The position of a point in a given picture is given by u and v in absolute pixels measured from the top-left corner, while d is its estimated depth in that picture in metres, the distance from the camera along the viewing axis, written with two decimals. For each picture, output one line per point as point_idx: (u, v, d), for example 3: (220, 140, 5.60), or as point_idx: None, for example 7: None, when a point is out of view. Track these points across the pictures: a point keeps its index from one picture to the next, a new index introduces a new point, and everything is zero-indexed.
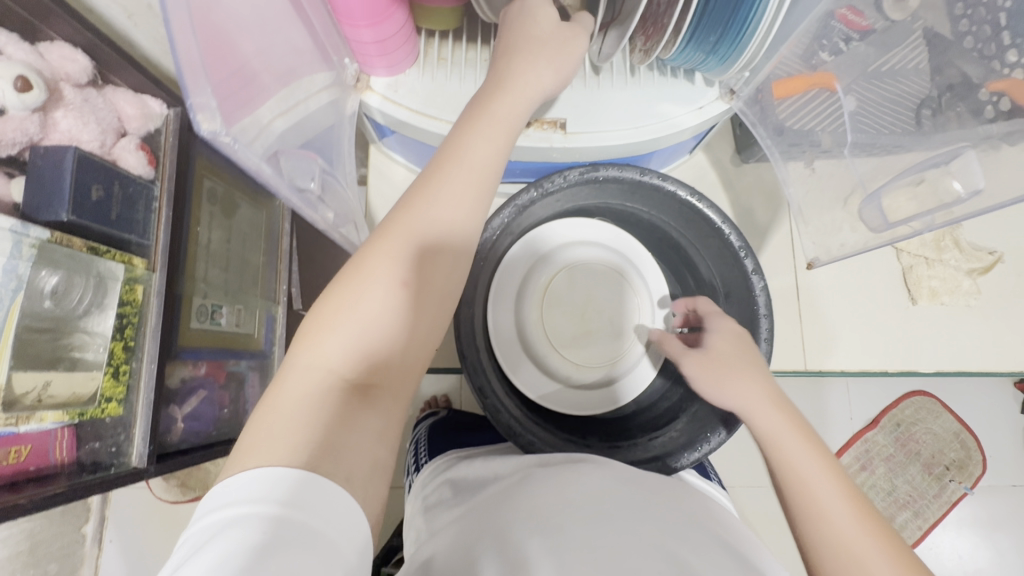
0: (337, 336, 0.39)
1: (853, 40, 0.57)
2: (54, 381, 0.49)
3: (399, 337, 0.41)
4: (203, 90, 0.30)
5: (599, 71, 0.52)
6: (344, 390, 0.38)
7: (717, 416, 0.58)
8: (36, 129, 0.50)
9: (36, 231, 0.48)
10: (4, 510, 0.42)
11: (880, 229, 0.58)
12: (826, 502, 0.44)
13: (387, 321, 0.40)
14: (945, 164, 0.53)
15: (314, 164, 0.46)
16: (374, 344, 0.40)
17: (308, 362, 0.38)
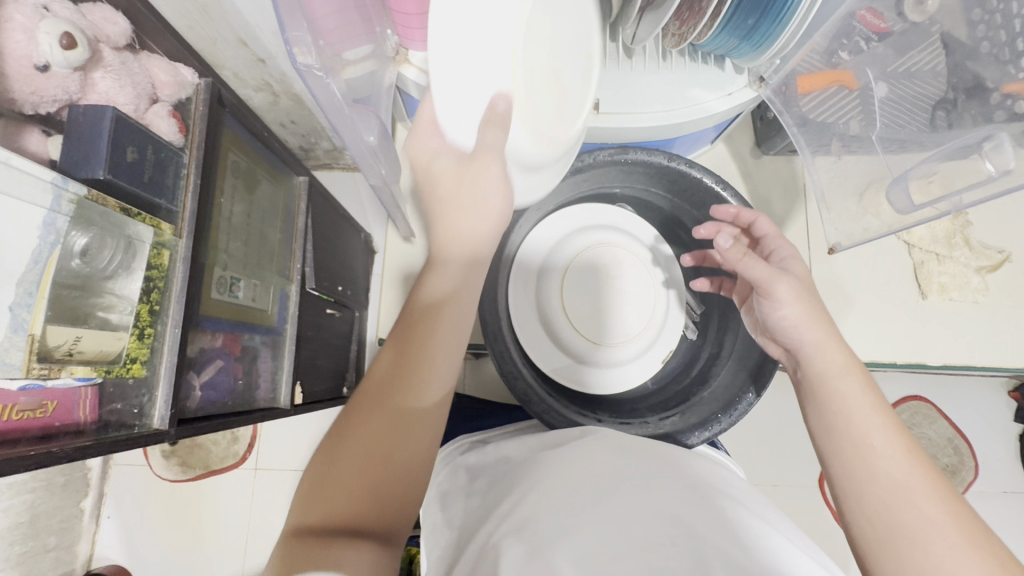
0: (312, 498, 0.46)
1: (873, 41, 0.58)
2: (85, 336, 0.51)
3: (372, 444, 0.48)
4: (293, 27, 0.34)
5: (632, 53, 0.53)
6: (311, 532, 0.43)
7: (749, 377, 0.60)
8: (77, 88, 0.52)
9: (74, 186, 0.49)
10: (39, 457, 0.43)
11: (905, 211, 0.59)
12: (914, 497, 0.46)
13: (346, 457, 0.48)
14: (976, 145, 0.53)
15: (375, 120, 0.50)
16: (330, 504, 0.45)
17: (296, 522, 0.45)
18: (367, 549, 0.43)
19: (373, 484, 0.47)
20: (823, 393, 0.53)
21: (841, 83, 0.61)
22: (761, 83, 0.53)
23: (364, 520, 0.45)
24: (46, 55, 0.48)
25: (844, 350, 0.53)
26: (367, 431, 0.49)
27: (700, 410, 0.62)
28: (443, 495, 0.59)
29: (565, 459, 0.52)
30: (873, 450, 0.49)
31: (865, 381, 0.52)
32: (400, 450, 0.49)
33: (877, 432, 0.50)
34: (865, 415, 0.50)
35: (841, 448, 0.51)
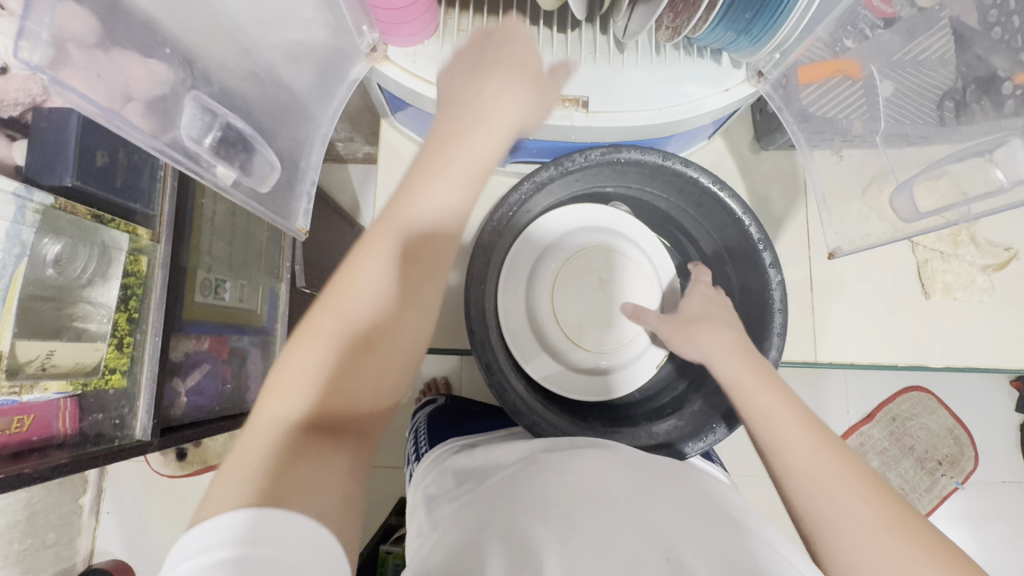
0: (291, 399, 0.41)
1: (878, 28, 0.55)
2: (58, 350, 0.49)
3: (371, 391, 0.44)
4: (36, 20, 0.29)
5: (623, 48, 0.50)
6: (302, 433, 0.40)
7: (721, 410, 0.58)
8: (40, 90, 0.49)
9: (39, 196, 0.47)
10: (6, 479, 0.41)
11: (911, 219, 0.55)
12: (838, 495, 0.44)
13: (350, 378, 0.43)
14: (989, 153, 0.50)
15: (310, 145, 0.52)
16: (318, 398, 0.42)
17: (270, 419, 0.40)
18: (349, 452, 0.41)
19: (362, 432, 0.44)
20: (773, 455, 0.48)
21: (844, 74, 0.58)
22: (759, 78, 0.50)
23: (349, 413, 0.43)
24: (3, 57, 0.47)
25: (787, 404, 0.49)
26: (354, 338, 0.44)
27: (695, 420, 0.60)
28: (429, 500, 0.59)
29: (552, 470, 0.51)
30: (792, 447, 0.47)
31: (768, 380, 0.51)
32: (383, 359, 0.45)
33: (790, 427, 0.48)
34: (776, 413, 0.49)
35: (808, 509, 0.45)
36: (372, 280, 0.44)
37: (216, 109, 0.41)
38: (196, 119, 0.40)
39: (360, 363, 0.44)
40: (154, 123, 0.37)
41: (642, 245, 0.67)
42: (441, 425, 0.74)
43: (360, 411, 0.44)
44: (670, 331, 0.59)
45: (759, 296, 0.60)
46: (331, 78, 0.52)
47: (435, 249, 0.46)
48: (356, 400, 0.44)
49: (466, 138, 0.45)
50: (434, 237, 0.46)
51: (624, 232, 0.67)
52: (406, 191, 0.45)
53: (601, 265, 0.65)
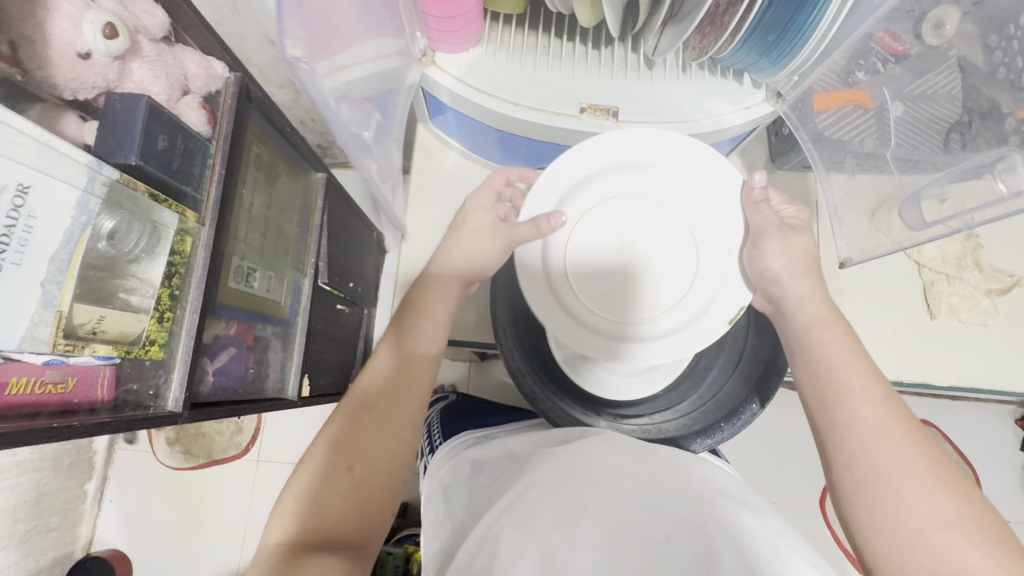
0: (291, 520, 0.49)
1: (890, 63, 0.60)
2: (107, 317, 0.51)
3: (352, 500, 0.51)
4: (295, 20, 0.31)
5: (653, 65, 0.54)
6: (294, 548, 0.46)
7: (751, 387, 0.60)
8: (115, 77, 0.54)
9: (108, 170, 0.50)
10: (61, 431, 0.44)
11: (917, 228, 0.57)
12: (890, 446, 0.47)
13: (328, 504, 0.50)
14: (990, 168, 0.52)
15: (372, 116, 0.49)
16: (311, 520, 0.49)
17: (261, 552, 0.47)
18: (342, 560, 0.46)
19: (355, 499, 0.51)
20: (836, 404, 0.51)
21: (857, 103, 0.63)
22: (778, 99, 0.54)
23: (339, 533, 0.49)
24: (89, 43, 0.49)
25: (858, 359, 0.53)
26: (361, 418, 0.56)
27: (705, 417, 0.62)
28: (446, 489, 0.61)
29: (561, 458, 0.53)
30: (854, 396, 0.50)
31: (845, 332, 0.54)
32: (370, 489, 0.52)
33: (859, 379, 0.51)
34: (845, 362, 0.52)
35: (852, 450, 0.49)
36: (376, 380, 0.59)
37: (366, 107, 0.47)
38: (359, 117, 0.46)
39: (341, 483, 0.51)
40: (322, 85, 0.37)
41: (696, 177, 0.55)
42: (454, 420, 0.76)
43: (350, 528, 0.50)
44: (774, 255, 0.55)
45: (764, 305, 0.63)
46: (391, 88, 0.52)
47: (399, 386, 0.58)
48: (342, 508, 0.50)
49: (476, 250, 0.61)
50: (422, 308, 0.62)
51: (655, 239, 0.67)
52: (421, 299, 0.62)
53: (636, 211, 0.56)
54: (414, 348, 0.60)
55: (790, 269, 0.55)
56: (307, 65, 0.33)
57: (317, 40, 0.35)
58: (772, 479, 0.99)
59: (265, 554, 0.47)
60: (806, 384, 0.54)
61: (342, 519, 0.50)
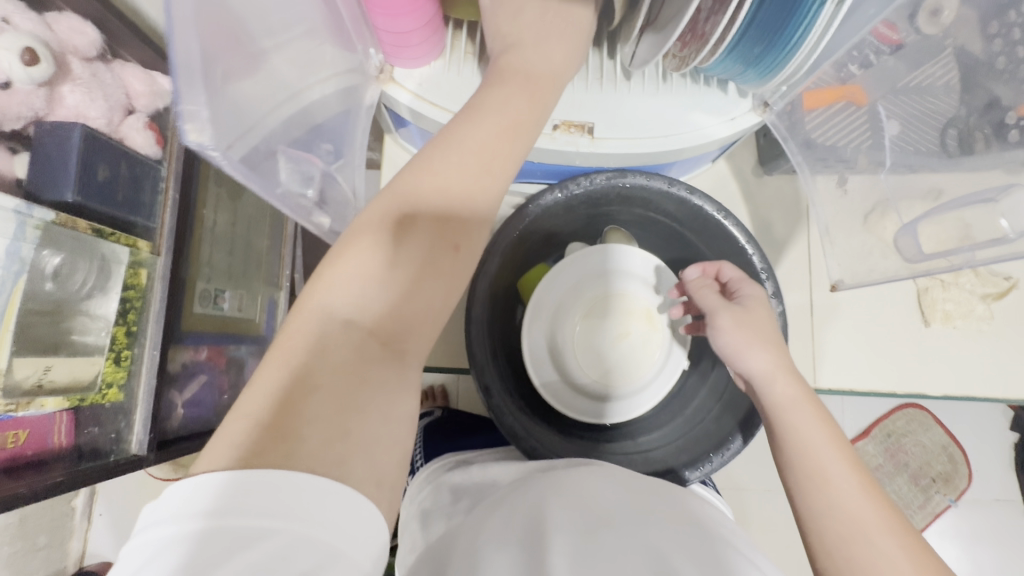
0: (332, 297, 0.38)
1: (884, 54, 0.54)
2: (55, 366, 0.49)
3: (411, 313, 0.40)
4: (199, 98, 0.26)
5: (630, 75, 0.49)
6: (341, 364, 0.36)
7: (734, 420, 0.57)
8: (43, 104, 0.48)
9: (40, 212, 0.46)
10: (5, 500, 0.41)
11: (914, 260, 0.57)
12: (879, 544, 0.42)
13: (386, 290, 0.39)
14: (994, 199, 0.52)
15: (315, 167, 0.44)
16: (369, 317, 0.38)
17: (292, 337, 0.36)
18: (393, 386, 0.39)
19: (413, 281, 0.40)
20: (812, 491, 0.45)
21: (847, 99, 0.58)
22: (765, 108, 0.50)
23: (393, 329, 0.39)
24: (6, 71, 0.45)
25: (838, 441, 0.46)
26: (420, 229, 0.41)
27: (693, 443, 0.60)
28: (425, 516, 0.58)
29: (554, 489, 0.51)
30: (834, 485, 0.44)
31: (819, 411, 0.47)
32: (426, 304, 0.41)
33: (837, 465, 0.45)
34: (822, 448, 0.45)
35: (838, 553, 0.42)
36: (422, 231, 0.41)
37: (302, 158, 0.42)
38: (292, 171, 0.40)
39: (395, 290, 0.39)
40: (238, 134, 0.31)
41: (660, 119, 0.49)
42: (436, 441, 0.74)
43: (405, 326, 0.40)
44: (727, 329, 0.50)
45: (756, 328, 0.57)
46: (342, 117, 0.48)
47: (475, 205, 0.42)
48: (407, 308, 0.40)
49: (540, 53, 0.44)
50: (503, 96, 0.43)
51: (638, 264, 0.62)
52: (501, 76, 0.44)
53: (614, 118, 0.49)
54: (482, 142, 0.42)
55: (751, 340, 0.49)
56: (224, 152, 0.28)
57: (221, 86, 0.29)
58: None
59: (311, 327, 0.37)
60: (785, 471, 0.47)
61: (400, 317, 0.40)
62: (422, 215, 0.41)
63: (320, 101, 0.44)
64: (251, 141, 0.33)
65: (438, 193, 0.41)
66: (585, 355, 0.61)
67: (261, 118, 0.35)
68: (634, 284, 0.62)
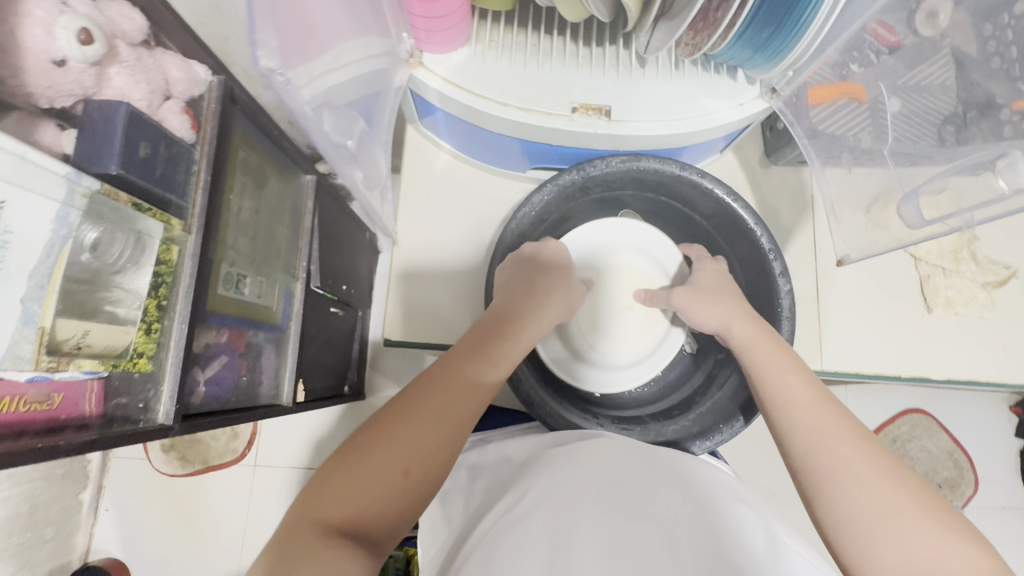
0: (331, 497, 0.44)
1: (883, 54, 0.60)
2: (92, 331, 0.51)
3: (390, 490, 0.45)
4: (266, 29, 0.30)
5: (644, 62, 0.53)
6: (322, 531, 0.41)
7: (739, 402, 0.59)
8: (92, 83, 0.52)
9: (88, 181, 0.49)
10: (44, 451, 0.43)
11: (916, 227, 0.57)
12: (835, 447, 0.46)
13: (377, 475, 0.45)
14: (990, 163, 0.52)
15: (355, 123, 0.48)
16: (353, 505, 0.43)
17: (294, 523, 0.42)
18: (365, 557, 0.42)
19: (405, 470, 0.46)
20: (776, 412, 0.50)
21: (850, 96, 0.62)
22: (772, 94, 0.53)
23: (373, 523, 0.44)
24: (63, 50, 0.48)
25: (794, 367, 0.52)
26: (410, 440, 0.47)
27: (704, 419, 0.62)
28: (443, 492, 0.60)
29: (571, 462, 0.51)
30: (793, 404, 0.50)
31: (774, 343, 0.54)
32: (421, 431, 0.48)
33: (793, 385, 0.51)
34: (778, 372, 0.52)
35: (807, 463, 0.47)
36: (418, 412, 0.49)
37: (348, 114, 0.47)
38: (341, 126, 0.45)
39: (394, 436, 0.47)
40: (297, 74, 0.35)
41: (677, 108, 0.52)
42: None
43: (385, 521, 0.44)
44: (685, 300, 0.60)
45: (766, 303, 0.61)
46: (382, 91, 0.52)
47: (460, 427, 0.50)
48: (389, 504, 0.45)
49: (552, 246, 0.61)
50: (491, 346, 0.54)
51: (624, 232, 0.67)
52: (504, 315, 0.57)
53: (635, 106, 0.52)
54: (470, 375, 0.52)
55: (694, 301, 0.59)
56: (283, 80, 0.33)
57: (298, 55, 0.35)
58: (769, 474, 0.99)
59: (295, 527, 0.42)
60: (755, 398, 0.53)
61: (387, 517, 0.44)
62: (409, 425, 0.48)
63: (371, 74, 0.48)
64: (306, 92, 0.37)
65: (492, 335, 0.55)
66: (586, 321, 0.66)
67: (318, 77, 0.39)
68: (623, 251, 0.67)
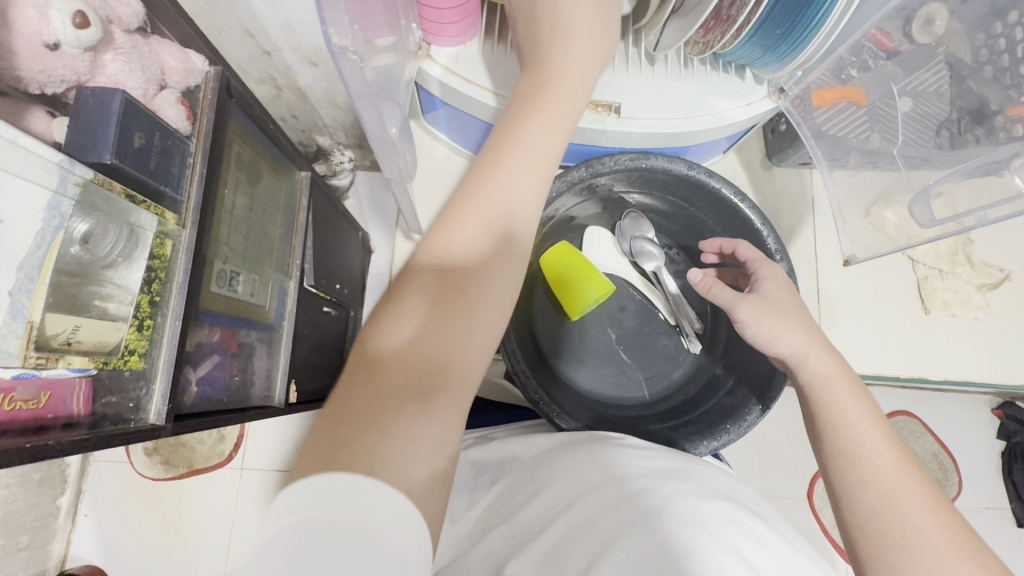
0: (406, 332, 0.40)
1: (881, 59, 0.61)
2: (83, 326, 0.49)
3: (450, 346, 0.41)
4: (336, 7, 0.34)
5: (654, 60, 0.53)
6: (380, 383, 0.39)
7: (752, 394, 0.59)
8: (85, 69, 0.50)
9: (81, 170, 0.47)
10: (35, 449, 0.41)
11: (927, 226, 0.59)
12: (912, 515, 0.44)
13: (427, 324, 0.41)
14: (1005, 161, 0.52)
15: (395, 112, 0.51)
16: (411, 351, 0.40)
17: (351, 370, 0.40)
18: (444, 413, 0.39)
19: (459, 317, 0.42)
20: (846, 466, 0.48)
21: (849, 99, 0.62)
22: (779, 94, 0.53)
23: (445, 369, 0.41)
24: (57, 33, 0.46)
25: (874, 418, 0.49)
26: (462, 267, 0.43)
27: (709, 421, 0.60)
28: None
29: (588, 465, 0.51)
30: (866, 459, 0.47)
31: (853, 388, 0.51)
32: (473, 277, 0.43)
33: (873, 439, 0.48)
34: (855, 421, 0.49)
35: (868, 527, 0.45)
36: (470, 238, 0.44)
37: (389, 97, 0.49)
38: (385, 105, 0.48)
39: (450, 273, 0.43)
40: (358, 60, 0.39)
41: (695, 104, 0.52)
42: None
43: (452, 369, 0.41)
44: (753, 318, 0.54)
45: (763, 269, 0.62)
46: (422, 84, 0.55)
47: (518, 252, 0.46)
48: (448, 353, 0.41)
49: (572, 53, 0.48)
50: (521, 158, 0.46)
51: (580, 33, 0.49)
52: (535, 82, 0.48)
53: (655, 100, 0.53)
54: (523, 147, 0.46)
55: (756, 312, 0.54)
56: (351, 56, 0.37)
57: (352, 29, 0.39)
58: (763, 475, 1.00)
59: (366, 359, 0.40)
60: (820, 443, 0.50)
61: (451, 368, 0.41)
62: (460, 263, 0.43)
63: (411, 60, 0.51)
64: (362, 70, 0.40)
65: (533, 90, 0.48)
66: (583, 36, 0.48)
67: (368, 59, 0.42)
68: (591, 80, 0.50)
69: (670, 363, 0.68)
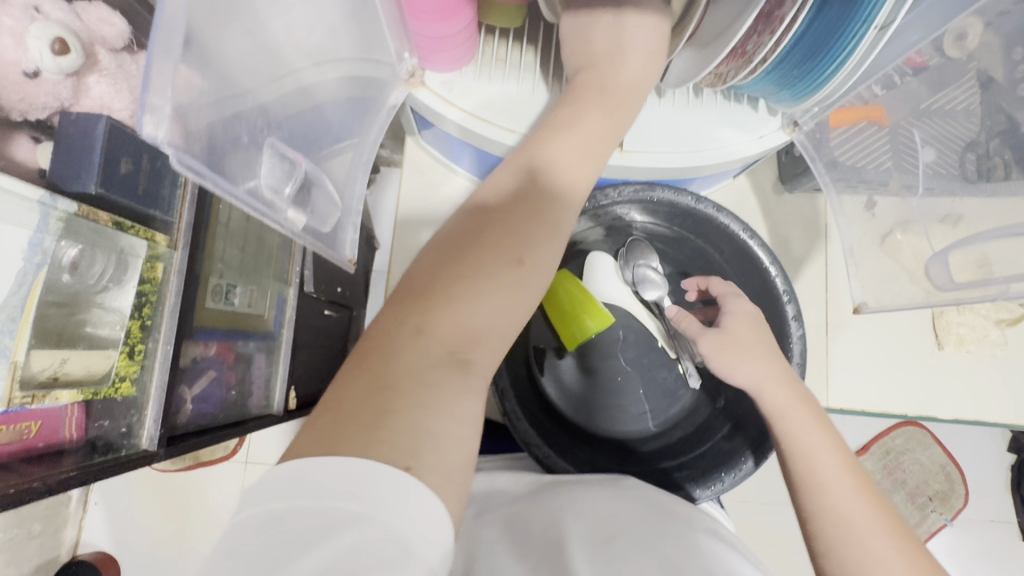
0: (459, 306, 0.39)
1: (907, 75, 0.55)
2: (70, 358, 0.50)
3: (495, 321, 0.41)
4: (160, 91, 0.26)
5: (662, 93, 0.52)
6: (436, 359, 0.37)
7: (746, 442, 0.59)
8: (68, 94, 0.50)
9: (63, 204, 0.47)
10: (14, 494, 0.40)
11: (943, 287, 0.57)
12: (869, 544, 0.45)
13: (481, 297, 0.40)
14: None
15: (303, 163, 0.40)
16: (458, 326, 0.39)
17: (398, 336, 0.38)
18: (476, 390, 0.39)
19: (512, 291, 0.42)
20: (806, 492, 0.48)
21: (870, 121, 0.59)
22: (794, 127, 0.50)
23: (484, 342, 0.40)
24: (36, 61, 0.48)
25: (836, 446, 0.50)
26: (518, 240, 0.43)
27: (704, 465, 0.61)
28: None
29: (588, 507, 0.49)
30: (828, 485, 0.47)
31: (815, 413, 0.51)
32: (524, 252, 0.43)
33: (832, 465, 0.48)
34: (818, 449, 0.49)
35: (830, 551, 0.46)
36: (524, 214, 0.45)
37: (289, 157, 0.40)
38: (275, 168, 0.38)
39: (505, 248, 0.43)
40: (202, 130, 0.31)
41: (700, 141, 0.50)
42: None
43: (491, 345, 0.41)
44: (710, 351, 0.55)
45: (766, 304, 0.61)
46: (358, 111, 0.50)
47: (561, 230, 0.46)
48: (492, 324, 0.41)
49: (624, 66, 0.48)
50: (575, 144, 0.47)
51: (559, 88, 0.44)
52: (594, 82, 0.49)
53: (658, 133, 0.51)
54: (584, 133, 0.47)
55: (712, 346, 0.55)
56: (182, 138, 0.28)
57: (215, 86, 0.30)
58: None
59: (407, 328, 0.38)
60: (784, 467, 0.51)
61: (491, 344, 0.41)
62: (513, 231, 0.44)
63: (333, 88, 0.46)
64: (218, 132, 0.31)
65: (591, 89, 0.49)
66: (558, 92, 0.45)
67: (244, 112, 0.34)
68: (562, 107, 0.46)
69: (668, 398, 0.65)
